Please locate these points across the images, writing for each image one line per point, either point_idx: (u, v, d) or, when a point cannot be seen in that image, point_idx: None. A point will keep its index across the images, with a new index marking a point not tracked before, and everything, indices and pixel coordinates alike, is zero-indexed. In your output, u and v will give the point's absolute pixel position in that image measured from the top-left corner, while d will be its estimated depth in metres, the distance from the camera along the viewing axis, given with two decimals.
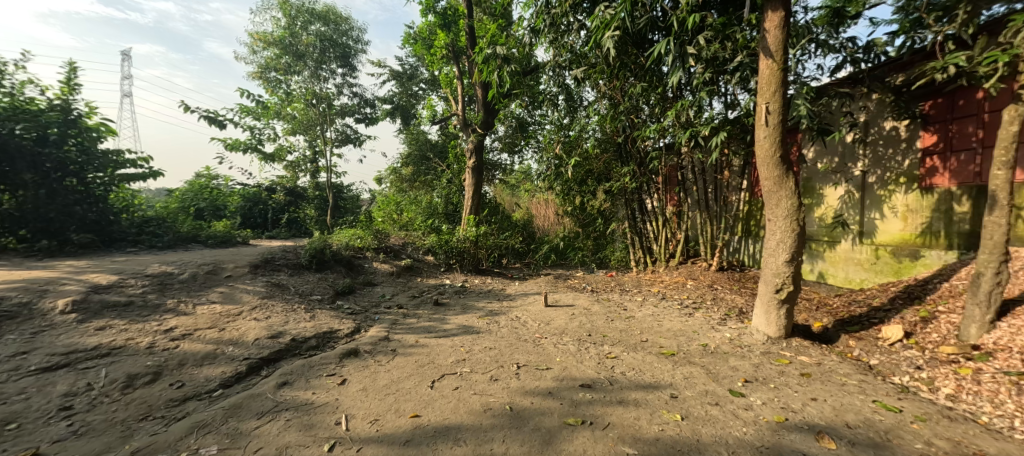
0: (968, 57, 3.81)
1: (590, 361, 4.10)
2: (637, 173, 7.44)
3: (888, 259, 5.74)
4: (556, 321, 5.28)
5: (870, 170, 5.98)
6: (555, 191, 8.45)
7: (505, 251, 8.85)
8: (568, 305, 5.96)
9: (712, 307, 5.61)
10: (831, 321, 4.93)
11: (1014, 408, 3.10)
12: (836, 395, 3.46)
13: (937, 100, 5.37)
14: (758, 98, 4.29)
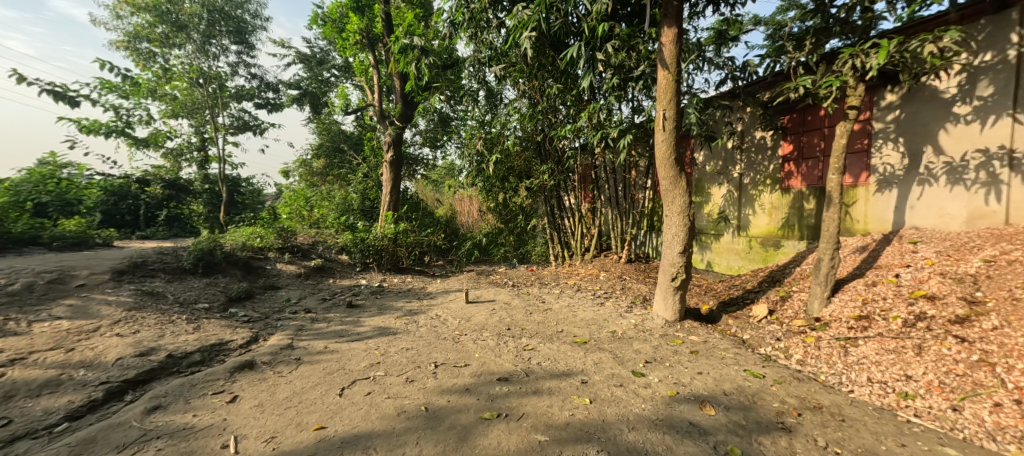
0: (811, 80, 4.53)
1: (508, 354, 4.39)
2: (554, 171, 7.87)
3: (759, 248, 6.70)
4: (477, 317, 5.51)
5: (745, 173, 6.95)
6: (477, 187, 8.38)
7: (428, 249, 8.81)
8: (490, 300, 6.23)
9: (620, 296, 6.17)
10: (715, 303, 5.61)
11: (842, 366, 3.81)
12: (717, 367, 4.00)
13: (793, 115, 6.37)
14: (657, 105, 4.79)
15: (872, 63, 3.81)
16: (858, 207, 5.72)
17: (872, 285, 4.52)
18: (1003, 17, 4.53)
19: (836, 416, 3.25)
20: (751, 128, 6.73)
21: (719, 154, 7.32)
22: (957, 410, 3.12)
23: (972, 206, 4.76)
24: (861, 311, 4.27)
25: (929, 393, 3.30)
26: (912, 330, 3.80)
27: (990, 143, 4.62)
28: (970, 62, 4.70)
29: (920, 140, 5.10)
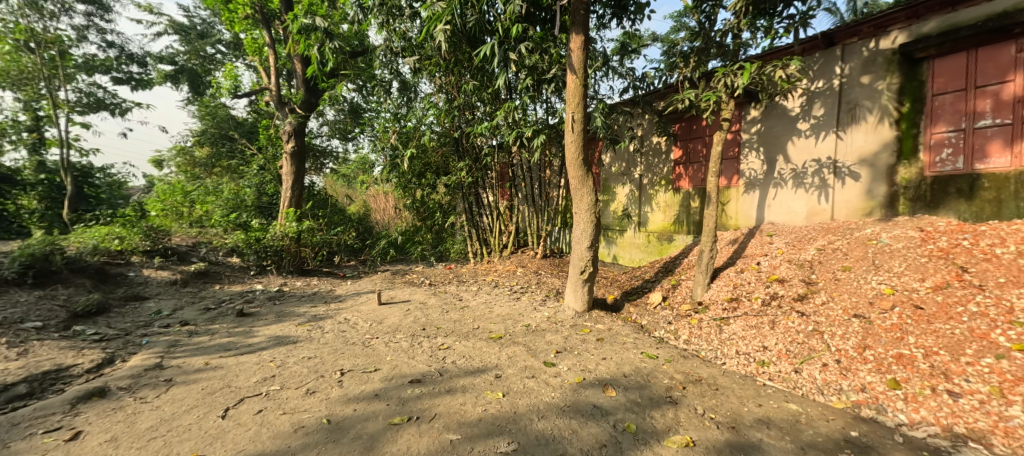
0: (694, 93, 5.17)
1: (422, 355, 4.39)
2: (472, 168, 8.03)
3: (656, 242, 7.42)
4: (389, 319, 5.50)
5: (644, 174, 7.74)
6: (392, 183, 8.36)
7: (336, 248, 8.76)
8: (405, 301, 6.25)
9: (535, 290, 6.48)
10: (619, 293, 6.08)
11: (717, 343, 4.29)
12: (618, 352, 4.30)
13: (681, 124, 7.17)
14: (567, 108, 5.04)
15: (738, 83, 4.54)
16: (730, 206, 6.65)
17: (740, 272, 5.25)
18: (831, 52, 5.55)
19: (711, 386, 3.62)
20: (648, 135, 7.48)
21: (622, 157, 8.13)
22: (797, 372, 3.59)
23: (811, 205, 5.70)
24: (732, 294, 4.93)
25: (779, 359, 3.78)
26: (767, 308, 4.44)
27: (822, 154, 5.58)
28: (808, 87, 5.69)
29: (776, 150, 6.04)
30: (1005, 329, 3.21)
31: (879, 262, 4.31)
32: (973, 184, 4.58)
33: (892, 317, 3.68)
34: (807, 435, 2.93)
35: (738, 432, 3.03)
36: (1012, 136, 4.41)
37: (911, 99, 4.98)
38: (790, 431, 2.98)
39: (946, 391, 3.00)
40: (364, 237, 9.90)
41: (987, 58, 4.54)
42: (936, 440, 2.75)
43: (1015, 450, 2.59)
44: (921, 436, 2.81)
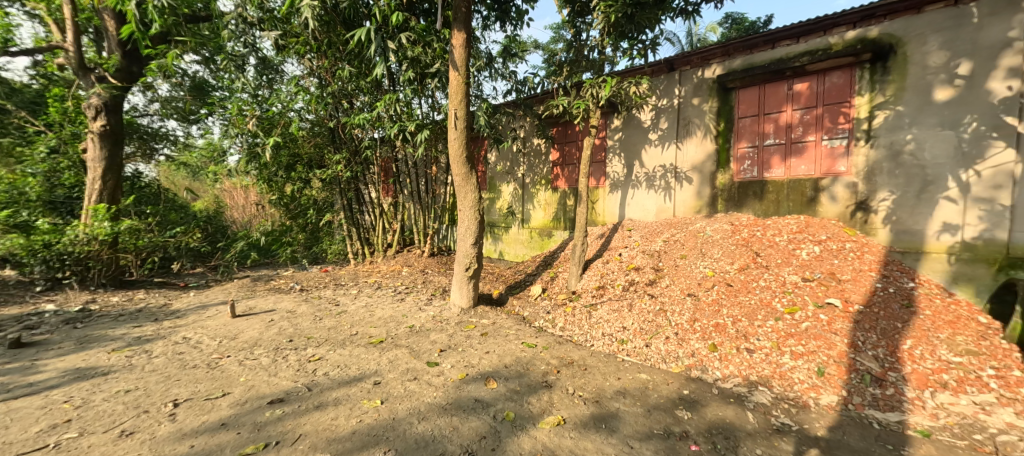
0: (567, 100, 5.70)
1: (287, 371, 4.20)
2: (350, 160, 7.70)
3: (537, 238, 7.97)
4: (246, 333, 5.11)
5: (526, 174, 8.25)
6: (253, 176, 7.65)
7: (179, 254, 7.71)
8: (270, 311, 5.79)
9: (421, 290, 6.52)
10: (503, 288, 6.41)
11: (586, 327, 4.78)
12: (501, 344, 4.58)
13: (558, 128, 7.81)
14: (450, 105, 5.09)
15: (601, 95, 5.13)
16: (599, 205, 7.49)
17: (607, 262, 5.89)
18: (672, 76, 6.58)
19: (581, 367, 4.06)
20: (530, 136, 8.00)
21: (506, 156, 8.61)
22: (648, 345, 4.20)
23: (659, 204, 6.72)
24: (599, 282, 5.52)
25: (635, 337, 4.38)
26: (627, 292, 5.12)
27: (666, 161, 6.61)
28: (656, 104, 6.71)
29: (632, 156, 6.98)
30: (780, 297, 4.14)
31: (706, 250, 5.22)
32: (765, 189, 5.78)
33: (713, 294, 4.50)
34: (653, 397, 3.52)
35: (601, 404, 3.52)
36: (786, 152, 5.63)
37: (725, 119, 6.10)
38: (640, 396, 3.55)
39: (745, 349, 3.78)
40: (214, 240, 8.82)
41: (772, 91, 5.74)
42: (738, 388, 3.47)
43: (785, 387, 3.37)
44: (728, 386, 3.52)
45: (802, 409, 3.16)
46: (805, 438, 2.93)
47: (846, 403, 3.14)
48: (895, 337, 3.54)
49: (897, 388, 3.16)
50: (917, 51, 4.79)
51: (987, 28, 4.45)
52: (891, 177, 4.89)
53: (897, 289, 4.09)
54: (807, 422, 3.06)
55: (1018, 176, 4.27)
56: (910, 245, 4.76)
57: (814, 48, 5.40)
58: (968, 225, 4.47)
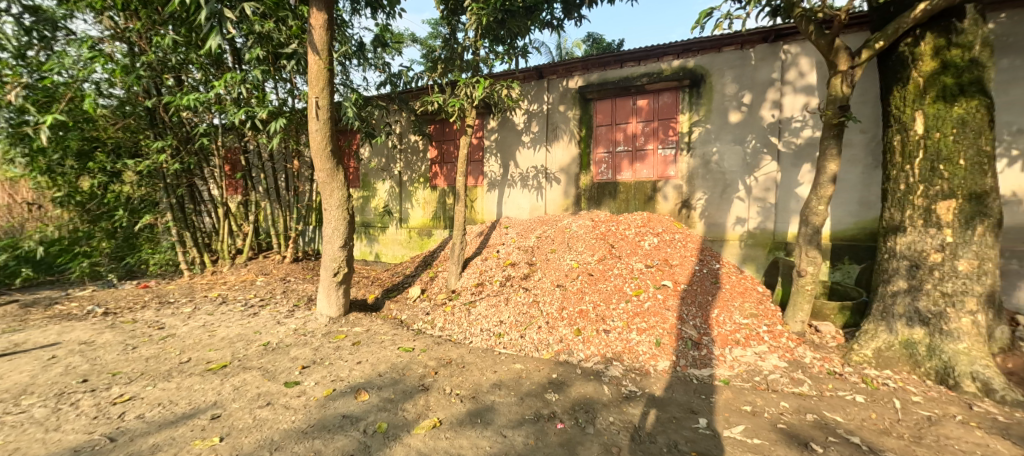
0: (442, 98, 5.60)
1: (79, 419, 3.35)
2: (179, 149, 6.56)
3: (417, 237, 7.95)
4: (6, 379, 3.88)
5: (404, 172, 8.14)
6: (25, 172, 5.96)
7: None
8: (51, 345, 4.50)
9: (280, 301, 5.83)
10: (380, 292, 6.16)
11: (465, 325, 4.91)
12: (375, 352, 4.43)
13: (436, 125, 7.81)
14: (309, 92, 4.57)
15: (475, 95, 5.16)
16: (477, 203, 7.67)
17: (485, 259, 6.10)
18: (542, 84, 6.99)
19: (459, 365, 4.19)
20: (406, 132, 7.94)
21: (381, 152, 8.42)
22: (523, 336, 4.54)
23: (532, 202, 7.11)
24: (478, 280, 5.71)
25: (511, 330, 4.68)
26: (504, 287, 5.41)
27: (537, 162, 7.01)
28: (528, 108, 7.10)
29: (508, 157, 7.30)
30: (630, 282, 4.82)
31: (571, 244, 5.71)
32: (617, 189, 6.45)
33: (577, 283, 5.02)
34: (526, 385, 3.82)
35: (477, 399, 3.68)
36: (633, 158, 6.33)
37: (586, 126, 6.67)
38: (514, 386, 3.82)
39: (603, 329, 4.37)
40: None
41: (621, 105, 6.43)
42: (596, 365, 4.00)
43: (632, 359, 4.00)
44: (589, 364, 4.03)
45: (644, 376, 3.81)
46: (645, 400, 3.53)
47: (675, 365, 3.87)
48: (708, 308, 4.44)
49: (709, 348, 3.99)
50: (719, 82, 5.75)
51: (760, 69, 5.49)
52: (702, 181, 5.83)
53: (708, 270, 5.09)
54: (649, 386, 3.69)
55: (779, 181, 5.38)
56: (717, 235, 5.72)
57: (651, 72, 6.18)
58: (752, 218, 5.52)
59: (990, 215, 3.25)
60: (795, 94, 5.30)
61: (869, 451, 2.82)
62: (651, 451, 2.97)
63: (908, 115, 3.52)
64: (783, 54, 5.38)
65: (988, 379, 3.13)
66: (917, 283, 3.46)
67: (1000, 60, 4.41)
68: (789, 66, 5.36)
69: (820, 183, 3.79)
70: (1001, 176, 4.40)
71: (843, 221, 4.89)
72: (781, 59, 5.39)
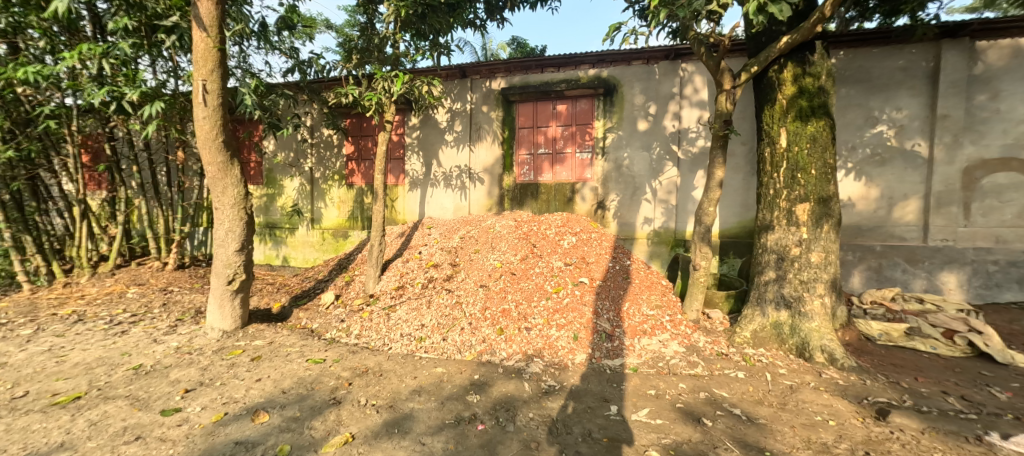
0: (357, 91, 5.13)
1: None
2: (11, 134, 5.35)
3: (331, 240, 7.60)
4: None
5: (315, 167, 7.69)
6: None
7: None
8: None
9: (159, 315, 5.05)
10: (287, 299, 5.72)
11: (385, 330, 4.72)
12: (279, 367, 4.09)
13: (353, 120, 7.51)
14: (195, 73, 4.22)
15: (393, 89, 4.85)
16: (398, 203, 7.41)
17: (407, 261, 5.91)
18: (464, 83, 6.94)
19: (377, 373, 4.01)
20: (318, 126, 7.51)
21: (289, 145, 7.81)
22: (445, 339, 4.48)
23: (456, 202, 7.05)
24: (399, 283, 5.51)
25: (433, 333, 4.59)
26: (426, 290, 5.27)
27: (460, 162, 6.98)
28: (451, 107, 7.00)
29: (430, 156, 7.14)
30: (550, 280, 4.95)
31: (494, 244, 5.71)
32: (539, 189, 6.65)
33: (500, 283, 5.04)
34: (446, 389, 3.75)
35: (395, 408, 3.51)
36: (553, 161, 6.59)
37: (509, 127, 6.76)
38: (434, 391, 3.74)
39: (524, 327, 4.46)
40: None
41: (542, 109, 6.63)
42: (518, 363, 4.08)
43: (552, 355, 4.15)
44: (511, 363, 4.10)
45: (563, 370, 3.97)
46: (561, 393, 3.69)
47: (591, 358, 4.10)
48: (620, 302, 4.74)
49: (621, 339, 4.28)
50: (629, 93, 6.19)
51: (663, 83, 6.02)
52: (615, 184, 6.27)
53: (620, 266, 5.33)
54: (566, 379, 3.86)
55: (679, 185, 5.98)
56: (628, 234, 6.23)
57: (569, 78, 6.45)
58: (657, 218, 6.10)
59: (834, 215, 4.01)
60: (691, 107, 5.91)
61: (748, 420, 3.26)
62: (568, 442, 3.09)
63: (776, 130, 4.16)
64: (682, 71, 5.94)
65: (832, 350, 3.83)
66: (783, 272, 4.11)
67: (839, 89, 5.44)
68: (686, 82, 5.94)
69: (710, 187, 4.32)
70: (840, 185, 5.46)
71: (728, 221, 5.66)
72: (680, 75, 5.95)
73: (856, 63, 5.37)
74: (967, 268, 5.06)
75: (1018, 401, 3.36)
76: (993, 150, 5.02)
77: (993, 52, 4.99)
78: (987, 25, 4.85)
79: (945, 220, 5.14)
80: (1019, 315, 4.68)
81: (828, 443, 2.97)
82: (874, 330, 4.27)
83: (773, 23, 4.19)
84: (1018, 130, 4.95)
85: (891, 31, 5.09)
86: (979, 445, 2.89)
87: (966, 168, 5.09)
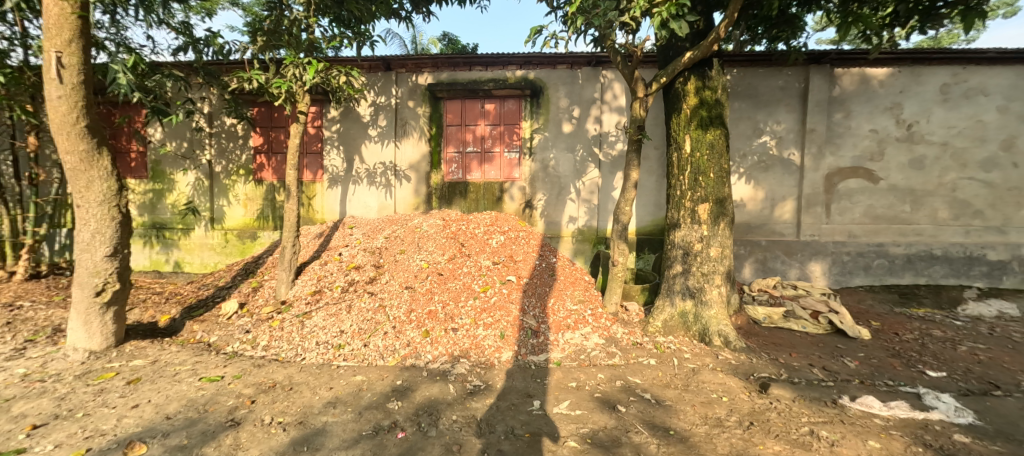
0: (263, 76, 4.65)
1: None
2: None
3: (235, 241, 6.82)
4: None
5: (215, 160, 6.82)
6: None
7: None
8: None
9: (4, 335, 4.17)
10: (178, 311, 5.09)
11: (297, 340, 4.39)
12: (164, 389, 3.58)
13: (260, 108, 6.78)
14: (46, 42, 3.58)
15: (306, 78, 4.46)
16: (316, 200, 6.82)
17: (325, 264, 5.59)
18: (389, 76, 6.61)
19: (286, 387, 3.67)
20: (218, 113, 6.66)
21: (182, 134, 6.85)
22: (366, 345, 4.27)
23: (380, 201, 6.70)
24: (315, 287, 5.18)
25: (353, 339, 4.36)
26: (345, 294, 5.01)
27: (385, 159, 6.63)
28: (375, 100, 6.61)
29: (352, 151, 6.68)
30: (478, 279, 4.92)
31: (421, 244, 5.51)
32: (467, 188, 6.59)
33: (427, 284, 4.91)
34: (365, 399, 3.55)
35: (305, 424, 3.23)
36: (481, 160, 6.56)
37: (436, 125, 6.59)
38: (352, 401, 3.51)
39: (451, 328, 4.39)
40: None
41: (470, 107, 6.57)
42: (444, 365, 4.01)
43: (479, 355, 4.14)
44: (436, 365, 4.01)
45: (489, 369, 3.98)
46: (486, 393, 3.68)
47: (517, 355, 4.16)
48: (545, 298, 4.86)
49: (546, 335, 4.40)
50: (554, 96, 6.38)
51: (586, 87, 6.30)
52: (541, 184, 6.43)
53: (547, 263, 5.44)
54: (491, 378, 3.86)
55: (600, 186, 6.35)
56: (554, 232, 6.45)
57: (497, 78, 6.46)
58: (581, 216, 6.40)
59: (728, 214, 4.53)
60: (610, 112, 6.28)
61: (656, 403, 3.54)
62: (491, 441, 3.09)
63: (681, 136, 4.59)
64: (602, 77, 6.28)
65: (727, 334, 4.33)
66: (688, 266, 4.54)
67: (732, 102, 6.14)
68: (606, 88, 6.30)
69: (626, 188, 4.62)
70: (734, 187, 6.19)
71: (644, 219, 6.14)
72: (601, 82, 6.29)
73: (746, 81, 6.11)
74: (828, 258, 6.07)
75: (863, 367, 4.08)
76: (846, 160, 6.05)
77: (847, 78, 5.98)
78: (843, 55, 5.79)
79: (812, 218, 6.09)
80: (863, 296, 5.79)
81: (721, 418, 3.35)
82: (760, 313, 4.89)
83: (676, 39, 4.64)
84: (863, 144, 6.02)
85: (773, 55, 5.86)
86: (834, 407, 3.46)
87: (827, 175, 6.08)
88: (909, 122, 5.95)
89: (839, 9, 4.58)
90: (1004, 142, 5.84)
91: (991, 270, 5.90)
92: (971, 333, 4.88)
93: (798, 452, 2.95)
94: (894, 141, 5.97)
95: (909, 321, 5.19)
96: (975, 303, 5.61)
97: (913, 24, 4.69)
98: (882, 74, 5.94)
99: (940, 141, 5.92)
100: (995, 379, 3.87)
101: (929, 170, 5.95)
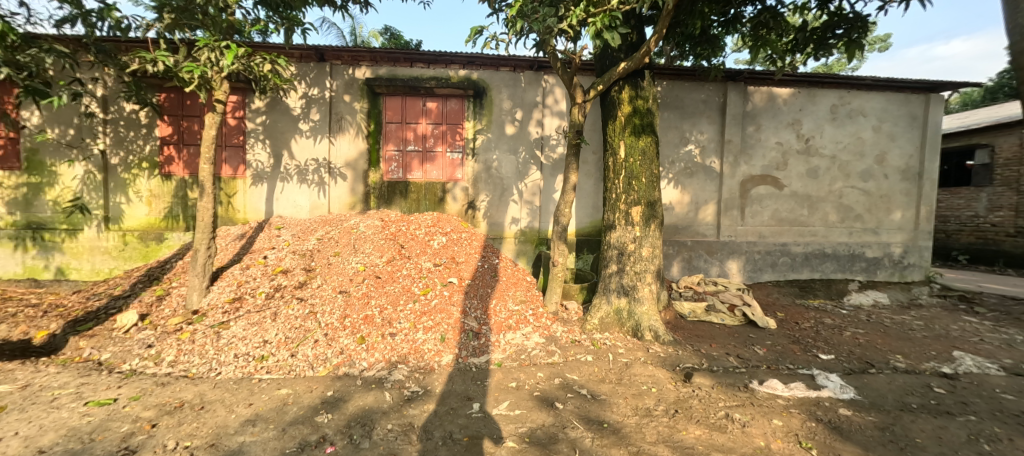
0: (172, 58, 4.15)
1: None
2: None
3: (136, 243, 6.00)
4: None
5: (110, 151, 5.95)
6: None
7: None
8: None
9: None
10: (60, 325, 4.39)
11: (212, 353, 3.96)
12: (37, 418, 3.05)
13: (169, 95, 6.07)
14: None
15: (223, 62, 4.06)
16: (238, 199, 6.21)
17: (246, 268, 5.12)
18: (323, 67, 6.21)
19: (196, 406, 3.29)
20: (115, 97, 5.84)
21: (69, 119, 5.93)
22: (294, 355, 3.97)
23: (312, 200, 6.27)
24: (234, 295, 4.73)
25: (278, 349, 4.02)
26: (270, 302, 4.62)
27: (318, 155, 6.21)
28: (306, 92, 6.17)
29: (280, 145, 6.18)
30: (418, 282, 4.79)
31: (358, 245, 5.26)
32: (408, 188, 6.37)
33: (363, 287, 4.69)
34: (290, 413, 3.28)
35: (217, 447, 2.91)
36: (423, 159, 6.40)
37: (374, 121, 6.30)
38: (274, 417, 3.22)
39: (389, 334, 4.22)
40: None
41: (411, 104, 6.37)
42: (380, 372, 3.84)
43: (418, 360, 4.02)
44: (372, 373, 3.84)
45: (428, 374, 3.88)
46: (425, 399, 3.56)
47: (457, 358, 4.10)
48: (487, 299, 4.84)
49: (487, 336, 4.38)
50: (497, 97, 6.41)
51: (527, 91, 6.40)
52: (484, 185, 6.42)
53: (489, 264, 5.41)
54: (430, 384, 3.75)
55: (542, 187, 6.49)
56: (497, 233, 6.47)
57: (439, 76, 6.32)
58: (524, 217, 6.49)
59: (658, 216, 4.84)
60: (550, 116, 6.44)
61: (592, 398, 3.67)
62: (429, 448, 3.01)
63: (616, 142, 4.82)
64: (543, 81, 6.43)
65: (657, 329, 4.63)
66: (622, 265, 4.77)
67: (661, 112, 6.58)
68: (547, 93, 6.46)
69: (565, 191, 4.76)
70: (663, 191, 6.63)
71: (584, 220, 6.40)
72: (542, 86, 6.43)
73: (673, 93, 6.58)
74: (742, 257, 6.73)
75: (770, 354, 4.57)
76: (757, 169, 6.74)
77: (757, 95, 6.67)
78: (754, 75, 6.44)
79: (728, 220, 6.69)
80: (770, 290, 6.58)
81: (650, 408, 3.55)
82: (686, 308, 5.33)
83: (612, 50, 4.91)
84: (771, 155, 6.74)
85: (695, 71, 6.37)
86: (746, 391, 3.82)
87: (741, 182, 6.72)
88: (806, 136, 6.76)
89: (752, 32, 5.10)
90: (877, 157, 6.88)
91: (868, 266, 6.91)
92: (853, 320, 5.67)
93: (715, 435, 3.21)
94: (794, 153, 6.76)
95: (806, 311, 5.92)
96: (857, 294, 6.71)
97: (809, 51, 5.36)
98: (786, 94, 6.70)
99: (829, 154, 6.80)
100: (871, 358, 4.52)
101: (821, 179, 6.82)
